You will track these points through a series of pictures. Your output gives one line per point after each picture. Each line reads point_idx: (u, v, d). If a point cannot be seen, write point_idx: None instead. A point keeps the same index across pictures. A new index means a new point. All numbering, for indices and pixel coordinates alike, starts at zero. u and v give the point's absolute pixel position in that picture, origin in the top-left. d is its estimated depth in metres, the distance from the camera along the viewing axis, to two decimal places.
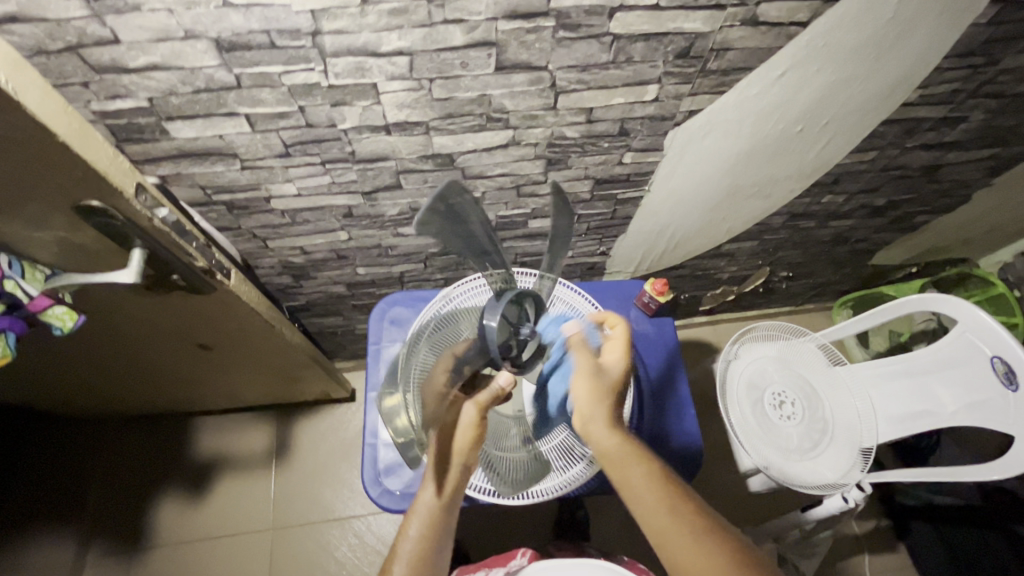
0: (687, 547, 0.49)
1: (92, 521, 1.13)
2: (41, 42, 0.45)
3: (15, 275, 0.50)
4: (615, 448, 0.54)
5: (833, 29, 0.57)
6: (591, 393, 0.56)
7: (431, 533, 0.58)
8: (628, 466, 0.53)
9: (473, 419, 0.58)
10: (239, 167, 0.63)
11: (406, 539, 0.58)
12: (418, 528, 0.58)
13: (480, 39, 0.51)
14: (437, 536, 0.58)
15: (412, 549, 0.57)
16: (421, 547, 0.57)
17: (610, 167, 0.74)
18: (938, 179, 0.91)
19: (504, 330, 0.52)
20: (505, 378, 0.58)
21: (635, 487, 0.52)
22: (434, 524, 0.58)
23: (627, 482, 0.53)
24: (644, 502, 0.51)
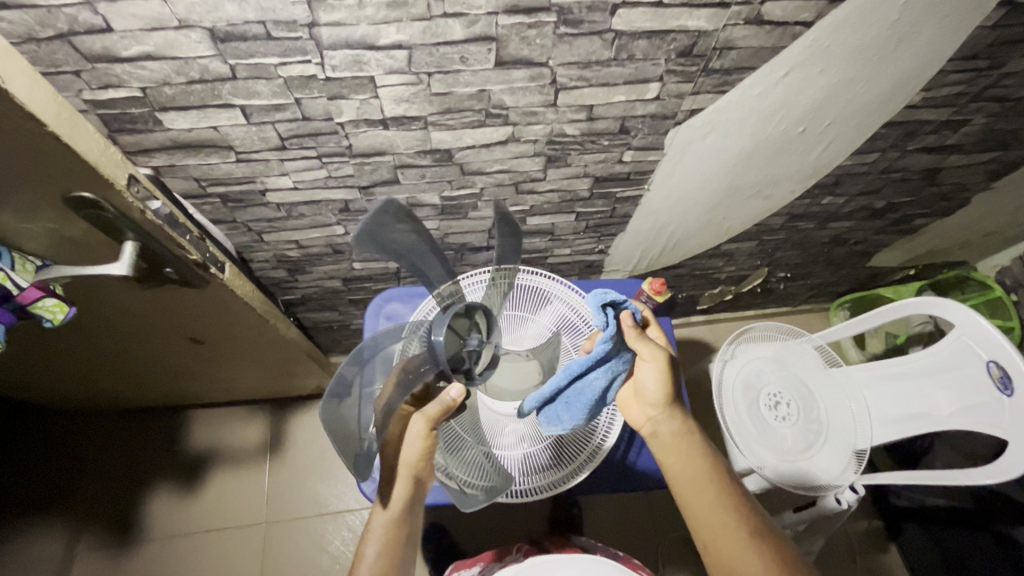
0: (728, 540, 0.55)
1: (83, 514, 1.13)
2: (32, 30, 0.44)
3: (4, 265, 0.49)
4: (677, 437, 0.62)
5: (837, 31, 0.56)
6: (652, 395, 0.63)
7: (390, 548, 0.59)
8: (687, 458, 0.60)
9: (421, 431, 0.57)
10: (234, 159, 0.63)
11: (365, 559, 0.59)
12: (376, 547, 0.59)
13: (481, 34, 0.50)
14: (394, 549, 0.59)
15: (372, 567, 0.58)
16: (380, 563, 0.59)
17: (609, 165, 0.73)
18: (938, 182, 0.91)
19: (453, 343, 0.53)
20: (458, 389, 0.56)
21: (690, 476, 0.59)
22: (393, 541, 0.60)
23: (682, 471, 0.60)
24: (695, 491, 0.58)
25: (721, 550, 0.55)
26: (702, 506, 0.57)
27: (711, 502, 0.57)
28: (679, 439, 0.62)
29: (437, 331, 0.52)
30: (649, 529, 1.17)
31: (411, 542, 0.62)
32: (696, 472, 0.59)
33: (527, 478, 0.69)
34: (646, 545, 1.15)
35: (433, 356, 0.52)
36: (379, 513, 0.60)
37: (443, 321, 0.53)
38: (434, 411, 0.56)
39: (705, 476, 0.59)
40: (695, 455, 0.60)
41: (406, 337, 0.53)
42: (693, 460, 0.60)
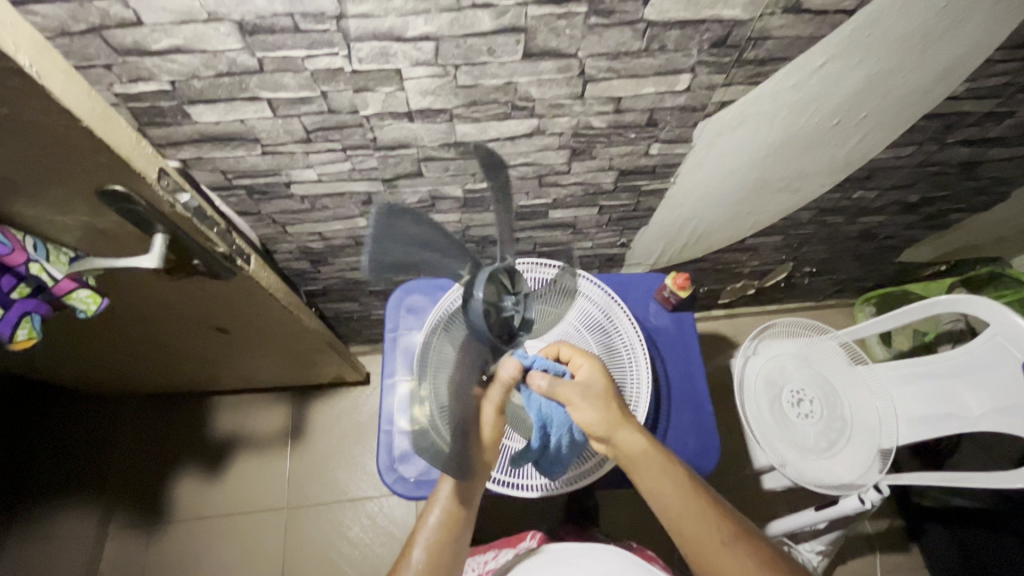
0: (717, 552, 0.53)
1: (113, 493, 1.17)
2: (65, 23, 0.44)
3: (39, 257, 0.50)
4: (644, 453, 0.58)
5: (881, 18, 0.54)
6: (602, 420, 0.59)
7: (453, 517, 0.60)
8: (659, 474, 0.57)
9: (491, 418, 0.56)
10: (260, 152, 0.63)
11: (427, 524, 0.60)
12: (438, 513, 0.60)
13: (509, 25, 0.49)
14: (456, 525, 0.60)
15: (434, 529, 0.59)
16: (440, 530, 0.59)
17: (635, 158, 0.72)
18: (977, 175, 0.87)
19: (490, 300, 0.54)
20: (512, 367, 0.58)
21: (665, 494, 0.57)
22: (456, 511, 0.60)
23: (657, 490, 0.57)
24: (675, 508, 0.56)
25: (715, 566, 0.53)
26: (686, 522, 0.55)
27: (692, 514, 0.55)
28: (645, 455, 0.58)
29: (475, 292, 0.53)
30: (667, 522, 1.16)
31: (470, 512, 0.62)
32: (671, 490, 0.57)
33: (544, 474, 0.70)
34: (663, 539, 1.15)
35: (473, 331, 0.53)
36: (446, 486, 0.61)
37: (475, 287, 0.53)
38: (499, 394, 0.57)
39: (681, 492, 0.56)
40: (665, 467, 0.58)
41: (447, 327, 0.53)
42: (665, 477, 0.57)
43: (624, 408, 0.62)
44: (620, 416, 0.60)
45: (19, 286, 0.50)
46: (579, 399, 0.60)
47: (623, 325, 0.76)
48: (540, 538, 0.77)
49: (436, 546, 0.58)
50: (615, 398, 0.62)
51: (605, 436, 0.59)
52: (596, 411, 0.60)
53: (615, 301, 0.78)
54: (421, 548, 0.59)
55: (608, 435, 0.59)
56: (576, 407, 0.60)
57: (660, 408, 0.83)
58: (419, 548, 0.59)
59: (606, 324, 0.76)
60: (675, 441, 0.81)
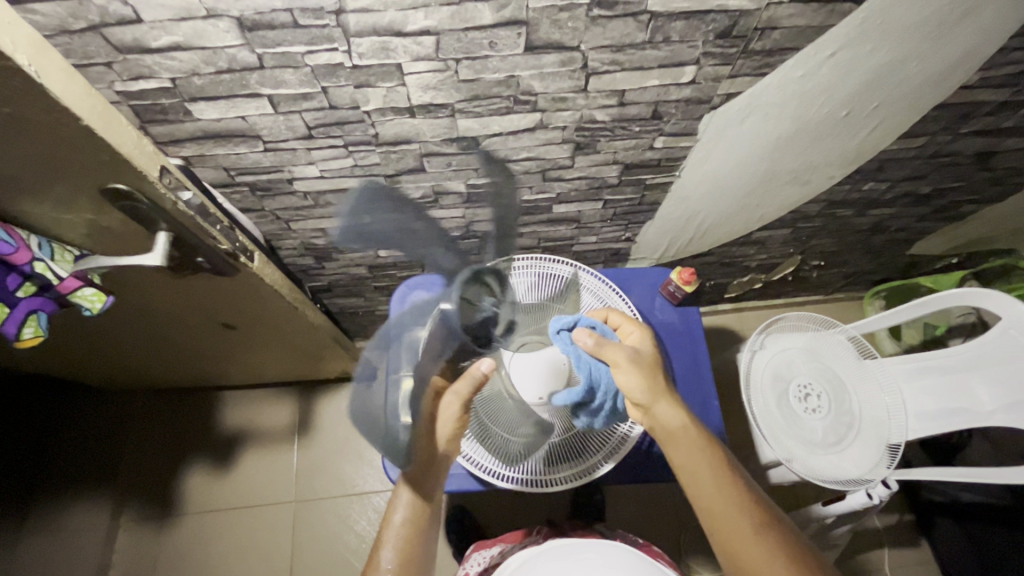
0: (745, 537, 0.52)
1: (124, 485, 1.19)
2: (64, 22, 0.44)
3: (44, 256, 0.51)
4: (681, 430, 0.57)
5: (891, 8, 0.52)
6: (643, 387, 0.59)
7: (419, 514, 0.60)
8: (695, 450, 0.56)
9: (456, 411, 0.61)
10: (262, 149, 0.63)
11: (393, 523, 0.59)
12: (405, 511, 0.60)
13: (510, 18, 0.48)
14: (423, 521, 0.60)
15: (401, 529, 0.59)
16: (408, 528, 0.59)
17: (640, 152, 0.71)
18: (991, 166, 0.85)
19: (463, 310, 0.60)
20: (488, 365, 0.60)
21: (699, 473, 0.56)
22: (421, 508, 0.60)
23: (691, 468, 0.56)
24: (707, 489, 0.55)
25: (737, 549, 0.52)
26: (716, 502, 0.54)
27: (724, 497, 0.54)
28: (681, 429, 0.57)
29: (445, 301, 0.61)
30: (673, 517, 1.16)
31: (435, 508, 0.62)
32: (705, 470, 0.56)
33: (551, 470, 0.69)
34: (670, 533, 1.15)
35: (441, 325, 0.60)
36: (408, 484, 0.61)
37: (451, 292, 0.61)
38: (467, 389, 0.61)
39: (716, 473, 0.56)
40: (701, 445, 0.57)
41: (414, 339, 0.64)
42: (701, 456, 0.56)
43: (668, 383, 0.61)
44: (663, 390, 0.60)
45: (24, 284, 0.50)
46: (626, 361, 0.59)
47: (628, 320, 0.76)
48: (544, 534, 0.78)
49: (406, 542, 0.58)
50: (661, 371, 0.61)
51: (644, 405, 0.59)
52: (639, 378, 0.59)
53: (620, 295, 0.77)
54: (391, 548, 0.58)
55: (648, 405, 0.59)
56: (622, 369, 0.59)
57: None
58: (388, 547, 0.58)
59: None
60: None
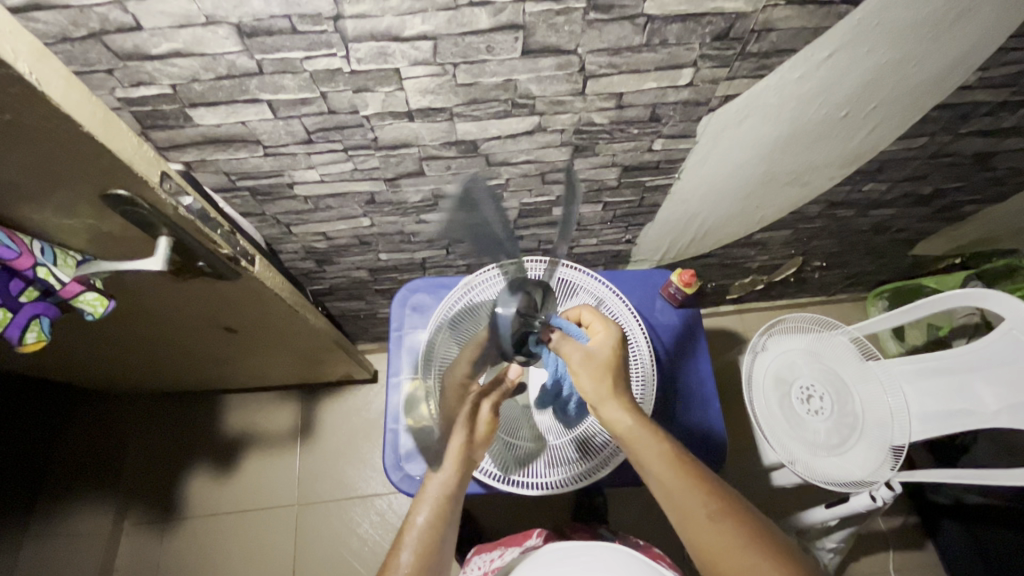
0: (703, 525, 0.50)
1: (128, 488, 1.19)
2: (66, 30, 0.45)
3: (46, 261, 0.51)
4: (630, 428, 0.56)
5: (887, 9, 0.53)
6: (592, 389, 0.58)
7: (441, 515, 0.60)
8: (645, 447, 0.55)
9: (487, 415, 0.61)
10: (263, 153, 0.63)
11: (414, 525, 0.60)
12: (426, 513, 0.60)
13: (507, 22, 0.48)
14: (443, 523, 0.60)
15: (421, 532, 0.59)
16: (429, 530, 0.59)
17: (639, 154, 0.71)
18: (992, 166, 0.85)
19: (518, 324, 0.54)
20: (516, 372, 0.59)
21: (651, 470, 0.54)
22: (442, 509, 0.60)
23: (645, 465, 0.55)
24: (662, 485, 0.53)
25: (697, 537, 0.50)
26: (674, 495, 0.53)
27: (678, 490, 0.52)
28: (631, 427, 0.56)
29: (501, 307, 0.55)
30: None
31: (457, 509, 0.62)
32: (656, 466, 0.54)
33: (551, 471, 0.70)
34: (673, 536, 1.15)
35: (493, 329, 0.55)
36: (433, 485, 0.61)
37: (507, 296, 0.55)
38: (499, 393, 0.60)
39: (667, 466, 0.54)
40: (652, 442, 0.55)
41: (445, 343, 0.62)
42: (651, 452, 0.55)
43: (622, 377, 0.59)
44: (613, 387, 0.58)
45: (27, 289, 0.51)
46: (577, 363, 0.58)
47: (628, 321, 0.76)
48: (546, 536, 0.78)
49: (424, 545, 0.58)
50: (617, 366, 0.59)
51: (595, 406, 0.58)
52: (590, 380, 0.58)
53: (620, 297, 0.77)
54: (410, 551, 0.58)
55: (598, 406, 0.58)
56: (577, 373, 0.58)
57: (667, 406, 0.83)
58: (407, 549, 0.58)
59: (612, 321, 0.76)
60: (682, 439, 0.81)
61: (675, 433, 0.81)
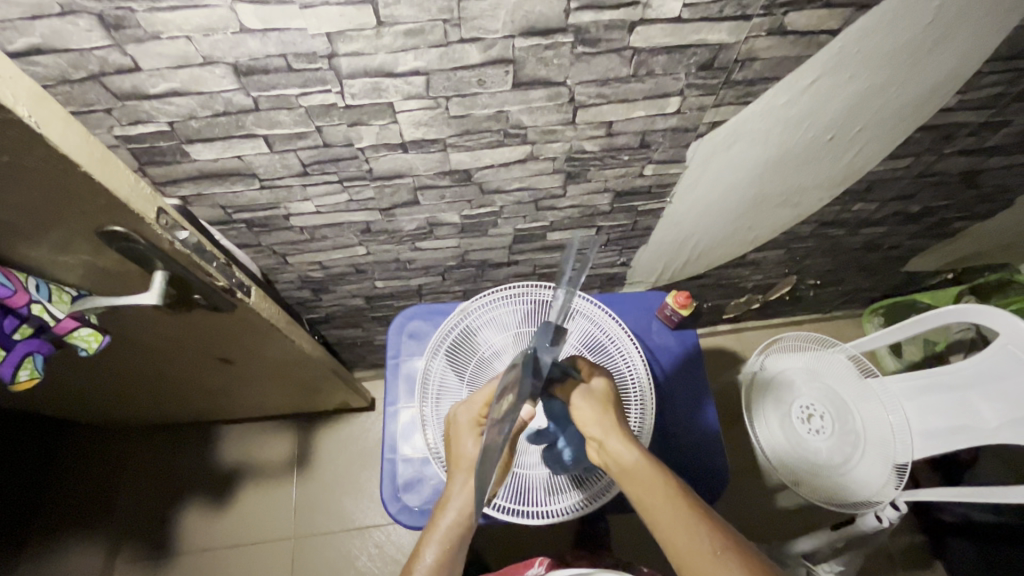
0: (708, 566, 0.48)
1: (120, 524, 1.17)
2: (65, 72, 0.46)
3: (42, 297, 0.51)
4: (635, 464, 0.56)
5: (865, 37, 0.54)
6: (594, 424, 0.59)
7: (448, 553, 0.58)
8: (646, 483, 0.54)
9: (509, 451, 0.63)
10: (259, 186, 0.64)
11: (422, 563, 0.57)
12: (435, 551, 0.58)
13: (498, 57, 0.50)
14: (451, 555, 0.58)
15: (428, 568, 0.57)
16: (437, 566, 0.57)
17: (630, 180, 0.72)
18: (977, 184, 0.87)
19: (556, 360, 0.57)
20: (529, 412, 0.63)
21: (656, 506, 0.53)
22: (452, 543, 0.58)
23: (649, 500, 0.54)
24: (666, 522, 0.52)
25: None
26: (676, 533, 0.51)
27: (683, 525, 0.51)
28: (633, 463, 0.56)
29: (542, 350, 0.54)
30: None
31: (464, 545, 0.60)
32: (660, 501, 0.53)
33: (553, 499, 0.69)
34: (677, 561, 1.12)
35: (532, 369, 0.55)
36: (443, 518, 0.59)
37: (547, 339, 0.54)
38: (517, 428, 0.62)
39: (669, 501, 0.53)
40: (654, 479, 0.55)
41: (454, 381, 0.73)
42: (656, 486, 0.54)
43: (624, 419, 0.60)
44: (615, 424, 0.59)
45: (21, 326, 0.50)
46: (579, 399, 0.60)
47: (625, 346, 0.76)
48: (548, 564, 0.75)
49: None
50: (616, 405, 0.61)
51: (597, 440, 0.59)
52: (592, 415, 0.59)
53: (617, 320, 0.77)
54: None
55: (600, 440, 0.58)
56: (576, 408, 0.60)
57: (667, 429, 0.82)
58: None
59: (609, 345, 0.76)
60: (684, 463, 0.80)
61: (676, 456, 0.80)
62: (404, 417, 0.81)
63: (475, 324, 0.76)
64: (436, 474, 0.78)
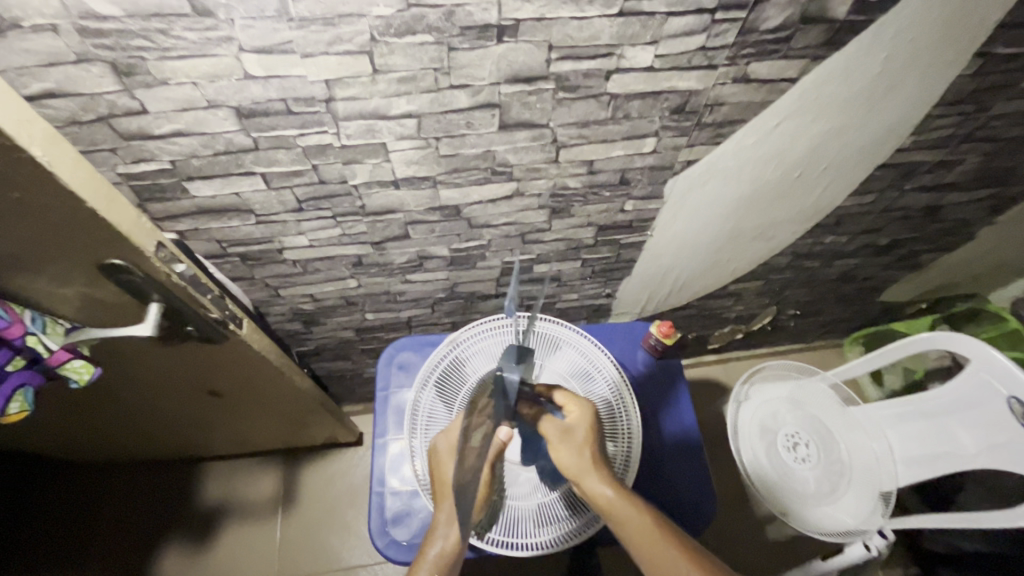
0: None
1: (95, 569, 1.12)
2: (75, 114, 0.48)
3: (36, 329, 0.52)
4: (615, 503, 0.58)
5: (823, 84, 0.59)
6: (574, 466, 0.60)
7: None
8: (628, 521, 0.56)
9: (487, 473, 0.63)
10: (255, 222, 0.66)
11: None
12: None
13: (485, 101, 0.53)
14: None
15: None
16: None
17: (612, 215, 0.76)
18: (939, 218, 0.92)
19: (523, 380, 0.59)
20: (506, 431, 0.63)
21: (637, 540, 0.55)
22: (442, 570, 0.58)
23: (632, 537, 0.56)
24: (648, 555, 0.55)
25: None
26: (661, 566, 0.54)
27: (665, 560, 0.54)
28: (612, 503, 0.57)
29: (508, 370, 0.58)
30: None
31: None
32: (641, 536, 0.55)
33: (543, 530, 0.69)
34: None
35: (501, 393, 0.59)
36: (432, 547, 0.59)
37: (512, 360, 0.58)
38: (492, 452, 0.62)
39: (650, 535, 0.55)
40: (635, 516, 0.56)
41: (443, 416, 0.74)
42: (639, 524, 0.56)
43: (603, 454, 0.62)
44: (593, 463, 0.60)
45: (14, 358, 0.51)
46: (558, 442, 0.62)
47: (611, 375, 0.78)
48: None
49: None
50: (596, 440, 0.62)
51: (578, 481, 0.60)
52: (571, 457, 0.61)
53: (603, 351, 0.79)
54: None
55: (580, 482, 0.60)
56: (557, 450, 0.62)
57: (654, 457, 0.83)
58: None
59: (595, 374, 0.78)
60: (671, 493, 0.81)
61: (664, 486, 0.81)
62: (393, 449, 0.81)
63: (464, 355, 0.77)
64: (425, 507, 0.77)
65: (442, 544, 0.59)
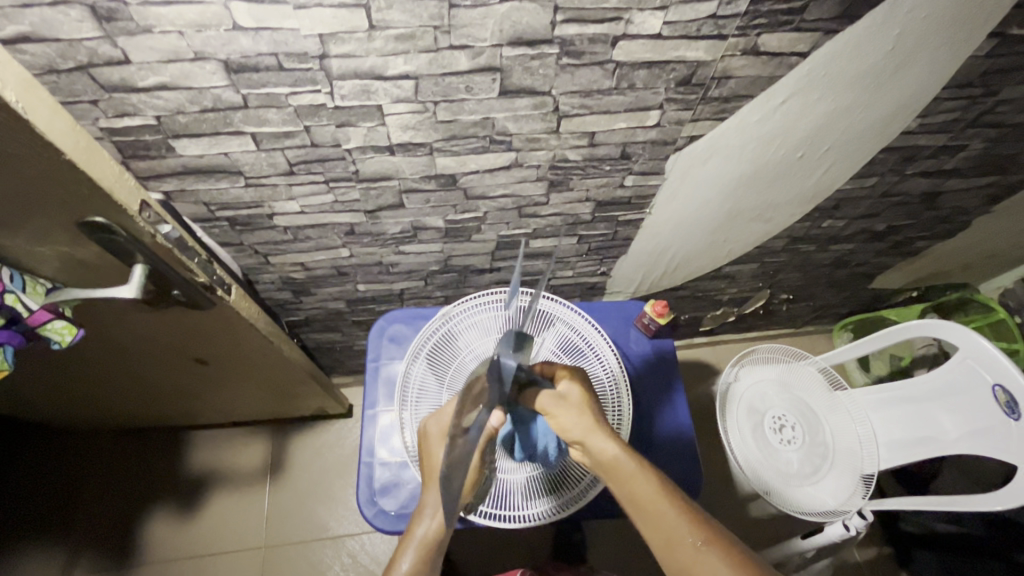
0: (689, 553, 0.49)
1: (80, 534, 1.12)
2: (53, 61, 0.46)
3: (16, 289, 0.50)
4: (615, 459, 0.57)
5: (833, 59, 0.57)
6: (577, 428, 0.60)
7: (424, 563, 0.58)
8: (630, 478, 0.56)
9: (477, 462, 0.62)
10: (244, 184, 0.64)
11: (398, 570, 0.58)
12: (410, 558, 0.58)
13: (486, 64, 0.51)
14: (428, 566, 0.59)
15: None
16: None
17: (611, 189, 0.74)
18: (938, 204, 0.91)
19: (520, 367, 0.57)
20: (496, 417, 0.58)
21: (640, 501, 0.54)
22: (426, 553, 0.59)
23: (634, 498, 0.55)
24: (648, 516, 0.53)
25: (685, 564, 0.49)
26: (661, 523, 0.52)
27: (663, 518, 0.52)
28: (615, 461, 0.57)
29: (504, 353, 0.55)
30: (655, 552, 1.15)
31: (442, 555, 0.61)
32: (644, 496, 0.54)
33: (531, 503, 0.69)
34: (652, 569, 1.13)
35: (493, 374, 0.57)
36: (418, 527, 0.59)
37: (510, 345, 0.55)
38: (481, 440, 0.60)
39: (654, 493, 0.54)
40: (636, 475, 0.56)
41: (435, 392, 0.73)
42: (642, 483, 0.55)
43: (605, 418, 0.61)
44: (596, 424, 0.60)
45: None
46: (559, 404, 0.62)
47: (603, 352, 0.77)
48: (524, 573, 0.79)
49: None
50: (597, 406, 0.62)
51: (579, 440, 0.60)
52: (573, 418, 0.61)
53: (595, 328, 0.78)
54: None
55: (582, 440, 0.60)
56: (557, 413, 0.62)
57: (643, 435, 0.84)
58: None
59: (587, 352, 0.77)
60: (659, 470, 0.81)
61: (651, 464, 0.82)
62: (383, 420, 0.80)
63: (456, 329, 0.76)
64: (413, 479, 0.77)
65: (427, 525, 0.59)
